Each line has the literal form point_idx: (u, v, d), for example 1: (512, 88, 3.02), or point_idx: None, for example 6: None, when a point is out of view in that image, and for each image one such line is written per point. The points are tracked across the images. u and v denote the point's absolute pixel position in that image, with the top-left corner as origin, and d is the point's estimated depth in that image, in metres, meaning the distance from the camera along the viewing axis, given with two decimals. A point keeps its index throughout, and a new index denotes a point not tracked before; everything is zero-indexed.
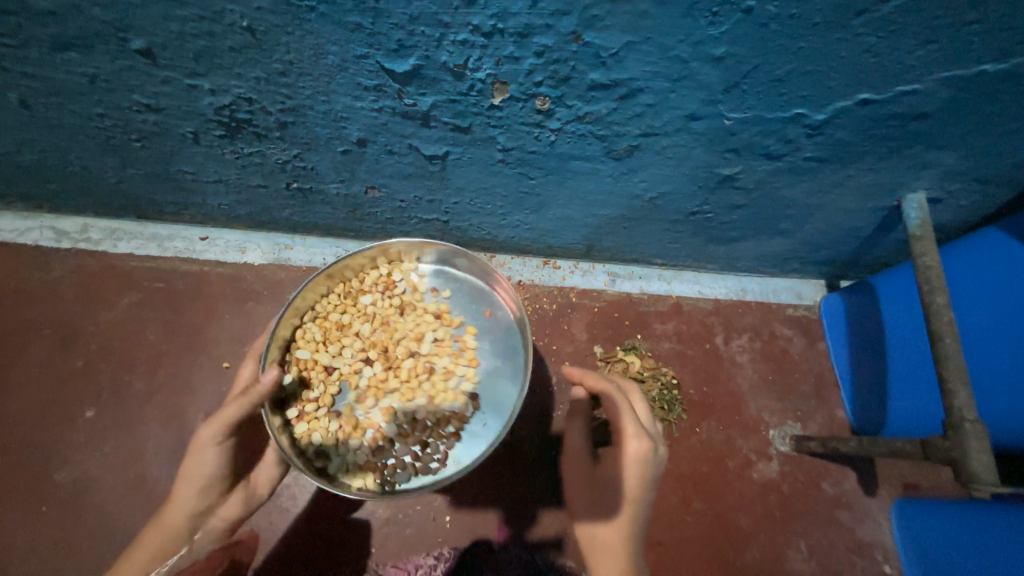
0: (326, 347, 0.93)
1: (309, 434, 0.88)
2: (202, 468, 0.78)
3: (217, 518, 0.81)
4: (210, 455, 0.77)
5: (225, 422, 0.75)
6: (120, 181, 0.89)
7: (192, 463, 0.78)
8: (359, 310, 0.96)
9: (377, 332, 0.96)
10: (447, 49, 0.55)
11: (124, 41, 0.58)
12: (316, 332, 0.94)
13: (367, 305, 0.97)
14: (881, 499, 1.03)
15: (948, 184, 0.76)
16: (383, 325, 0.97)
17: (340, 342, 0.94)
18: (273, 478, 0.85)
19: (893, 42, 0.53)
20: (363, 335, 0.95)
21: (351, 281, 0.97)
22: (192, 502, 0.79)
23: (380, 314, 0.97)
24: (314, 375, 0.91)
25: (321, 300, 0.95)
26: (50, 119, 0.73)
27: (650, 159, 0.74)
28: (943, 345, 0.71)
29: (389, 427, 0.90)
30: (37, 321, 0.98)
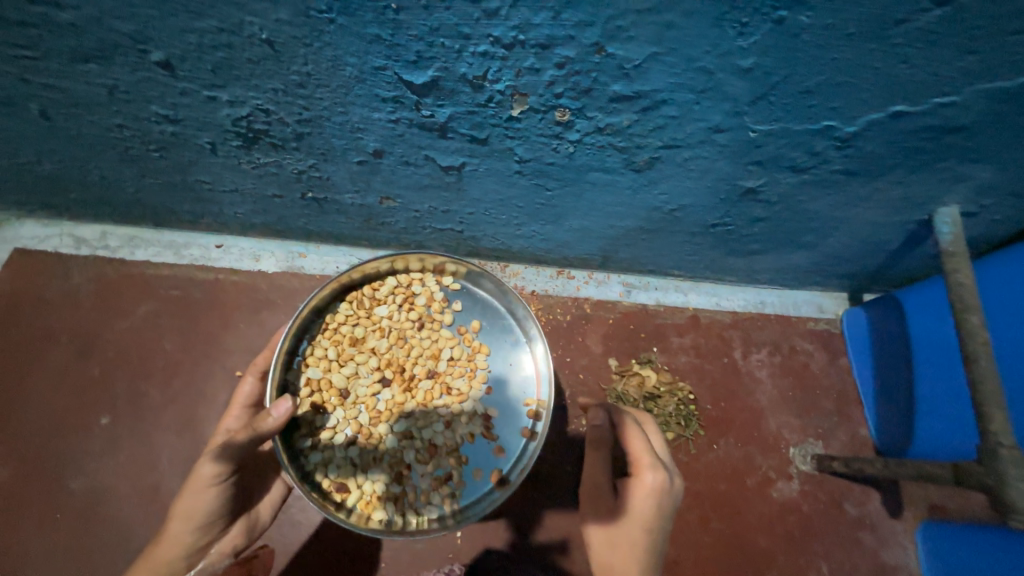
0: (339, 365, 0.92)
1: (329, 466, 0.88)
2: (202, 506, 0.76)
3: (217, 549, 0.81)
4: (209, 492, 0.76)
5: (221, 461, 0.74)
6: (138, 189, 0.89)
7: (190, 500, 0.76)
8: (373, 324, 0.95)
9: (392, 351, 0.95)
10: (466, 60, 0.54)
11: (144, 54, 0.58)
12: (325, 348, 0.92)
13: (380, 322, 0.96)
14: (906, 522, 0.99)
15: (982, 197, 0.73)
16: (398, 344, 0.96)
17: (352, 363, 0.93)
18: (274, 501, 0.88)
19: (930, 53, 0.51)
20: (376, 353, 0.94)
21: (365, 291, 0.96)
22: (190, 537, 0.77)
23: (393, 329, 0.96)
24: (326, 399, 0.90)
25: (333, 318, 0.94)
26: (70, 129, 0.73)
27: (670, 171, 0.72)
28: (978, 367, 0.67)
29: (409, 454, 0.90)
30: (55, 328, 0.99)
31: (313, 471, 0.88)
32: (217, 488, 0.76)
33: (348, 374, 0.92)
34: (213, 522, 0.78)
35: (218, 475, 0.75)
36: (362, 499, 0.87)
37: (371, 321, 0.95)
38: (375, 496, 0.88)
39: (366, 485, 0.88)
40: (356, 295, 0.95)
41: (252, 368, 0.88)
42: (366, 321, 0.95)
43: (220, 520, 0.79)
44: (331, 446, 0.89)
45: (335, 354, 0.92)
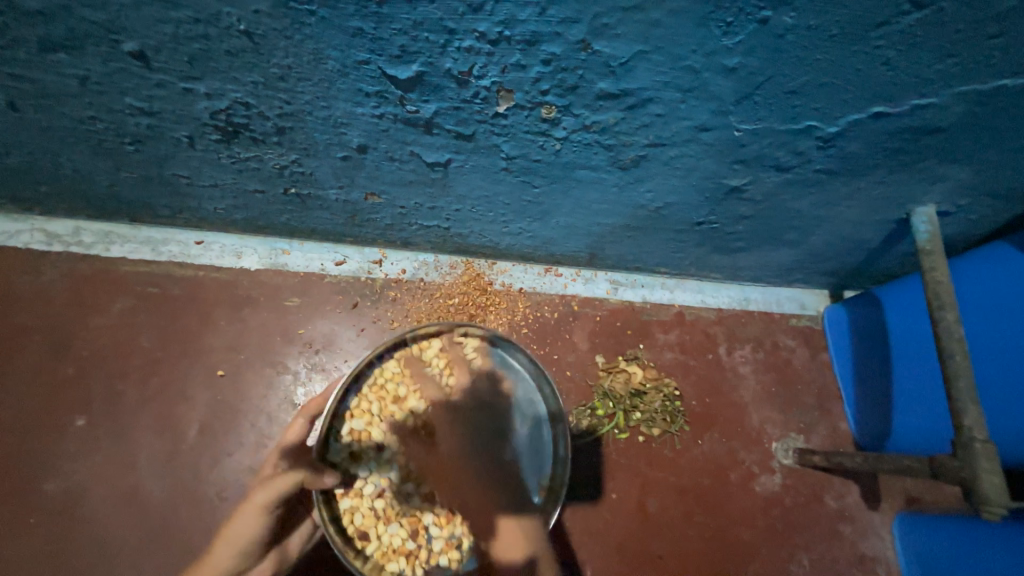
0: (381, 422, 0.87)
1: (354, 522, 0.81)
2: (247, 530, 0.80)
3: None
4: (258, 519, 0.80)
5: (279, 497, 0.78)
6: (113, 184, 0.87)
7: (236, 525, 0.80)
8: (419, 384, 0.90)
9: (436, 412, 0.90)
10: (451, 56, 0.53)
11: (116, 44, 0.56)
12: (367, 403, 0.87)
13: (433, 382, 0.91)
14: (883, 512, 1.02)
15: (958, 197, 0.75)
16: (441, 404, 0.90)
17: (396, 423, 0.88)
18: (307, 537, 0.86)
19: (910, 55, 0.52)
20: (418, 413, 0.89)
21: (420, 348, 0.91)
22: (230, 563, 0.81)
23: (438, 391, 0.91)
24: (366, 460, 0.84)
25: (387, 376, 0.89)
26: (39, 121, 0.71)
27: (656, 169, 0.72)
28: (953, 362, 0.69)
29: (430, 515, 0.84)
30: (27, 326, 0.96)
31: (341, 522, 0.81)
32: (263, 516, 0.80)
33: (389, 437, 0.87)
34: (252, 547, 0.81)
35: (268, 506, 0.79)
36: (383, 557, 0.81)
37: (415, 379, 0.90)
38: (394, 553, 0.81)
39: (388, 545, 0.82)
40: (405, 352, 0.91)
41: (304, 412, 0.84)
42: (410, 380, 0.90)
43: (258, 548, 0.81)
44: (361, 502, 0.83)
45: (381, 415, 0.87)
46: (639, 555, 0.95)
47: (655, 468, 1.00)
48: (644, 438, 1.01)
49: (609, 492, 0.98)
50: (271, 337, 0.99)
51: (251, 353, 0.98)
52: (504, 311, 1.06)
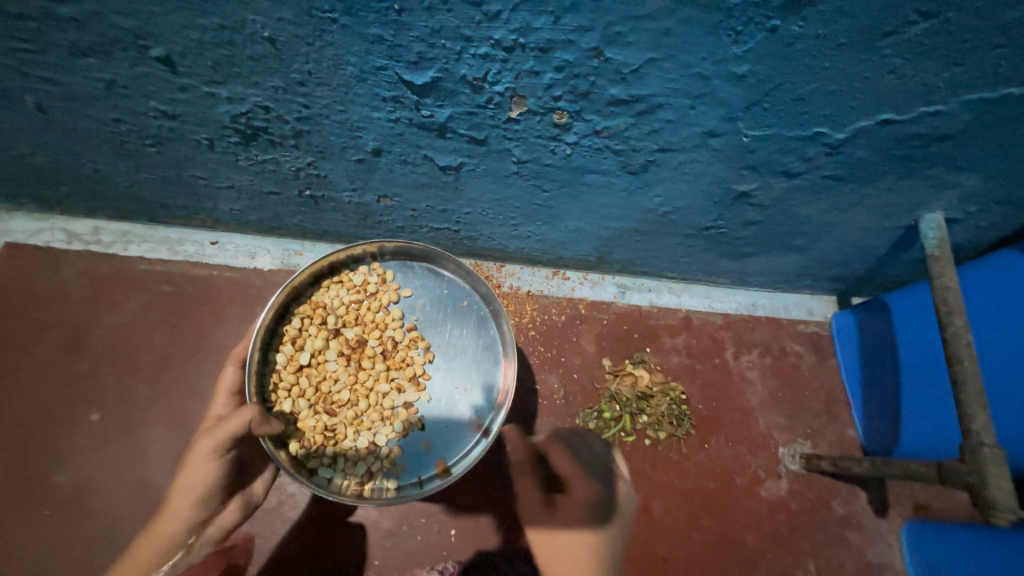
0: (320, 356, 0.94)
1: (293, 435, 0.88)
2: (201, 478, 0.76)
3: (216, 527, 0.80)
4: (208, 467, 0.75)
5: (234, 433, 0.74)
6: (132, 184, 0.89)
7: (192, 472, 0.76)
8: (352, 317, 0.96)
9: (348, 318, 0.96)
10: (467, 62, 0.55)
11: (144, 49, 0.58)
12: (312, 337, 0.93)
13: (328, 297, 0.96)
14: (891, 520, 1.02)
15: (967, 204, 0.76)
16: (351, 310, 0.96)
17: (306, 337, 0.93)
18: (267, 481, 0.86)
19: (918, 64, 0.52)
20: (326, 322, 0.95)
21: (345, 275, 0.97)
22: (189, 512, 0.77)
23: (373, 323, 0.96)
24: (282, 379, 0.90)
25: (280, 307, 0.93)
26: (65, 123, 0.73)
27: (666, 174, 0.73)
28: (960, 368, 0.69)
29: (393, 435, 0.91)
30: (45, 323, 0.98)
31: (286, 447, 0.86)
32: (220, 460, 0.75)
33: (333, 370, 0.93)
34: (213, 494, 0.78)
35: (217, 448, 0.74)
36: (337, 460, 0.89)
37: (354, 310, 0.96)
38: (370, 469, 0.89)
39: (339, 449, 0.89)
40: (338, 282, 0.97)
41: (233, 356, 0.85)
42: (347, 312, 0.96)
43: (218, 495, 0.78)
44: (296, 414, 0.89)
45: (325, 345, 0.94)
46: (644, 558, 0.95)
47: (661, 471, 1.00)
48: (651, 441, 1.01)
49: None
50: None
51: None
52: (512, 314, 1.07)
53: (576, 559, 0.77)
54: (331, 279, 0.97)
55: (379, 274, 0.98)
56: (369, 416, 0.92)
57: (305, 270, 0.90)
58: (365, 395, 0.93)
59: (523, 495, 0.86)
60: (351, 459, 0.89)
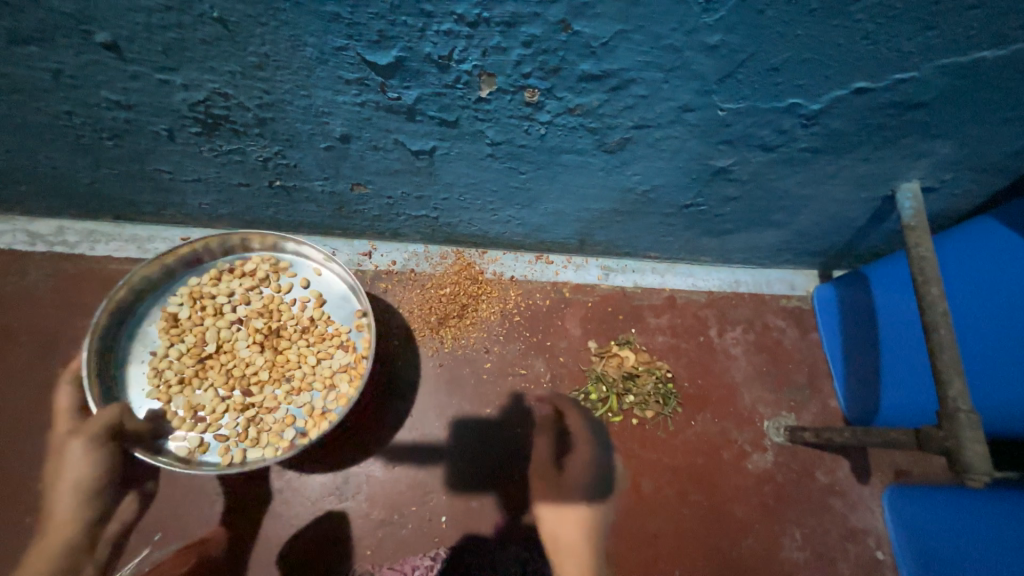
0: (216, 345, 0.93)
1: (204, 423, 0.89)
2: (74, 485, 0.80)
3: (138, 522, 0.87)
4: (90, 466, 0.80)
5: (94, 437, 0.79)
6: (94, 181, 0.85)
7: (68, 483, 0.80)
8: (238, 305, 0.96)
9: (254, 306, 0.96)
10: (430, 40, 0.53)
11: (88, 34, 0.55)
12: (199, 333, 0.93)
13: (227, 291, 0.96)
14: (873, 486, 1.04)
15: (942, 173, 0.76)
16: (256, 300, 0.97)
17: (205, 332, 0.94)
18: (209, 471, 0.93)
19: (891, 29, 0.51)
20: (225, 312, 0.95)
21: (218, 267, 0.97)
22: (90, 512, 0.82)
23: (265, 306, 0.96)
24: (177, 374, 0.91)
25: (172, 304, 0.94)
26: (14, 117, 0.69)
27: (643, 151, 0.72)
28: (937, 336, 0.70)
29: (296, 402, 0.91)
30: (14, 328, 0.95)
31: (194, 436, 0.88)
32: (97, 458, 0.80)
33: (228, 357, 0.93)
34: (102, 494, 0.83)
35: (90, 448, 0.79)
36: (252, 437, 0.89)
37: (231, 298, 0.96)
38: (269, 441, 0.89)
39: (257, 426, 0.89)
40: (219, 273, 0.96)
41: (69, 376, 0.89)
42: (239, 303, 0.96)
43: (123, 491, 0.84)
44: (200, 407, 0.90)
45: (212, 335, 0.93)
46: (635, 535, 0.97)
47: (649, 449, 1.01)
48: (638, 421, 1.02)
49: None
50: None
51: None
52: (496, 300, 1.06)
53: (573, 529, 0.86)
54: (216, 271, 0.97)
55: (268, 261, 0.98)
56: (283, 392, 0.92)
57: (160, 259, 0.89)
58: (277, 371, 0.93)
59: (536, 450, 0.97)
60: (263, 434, 0.89)
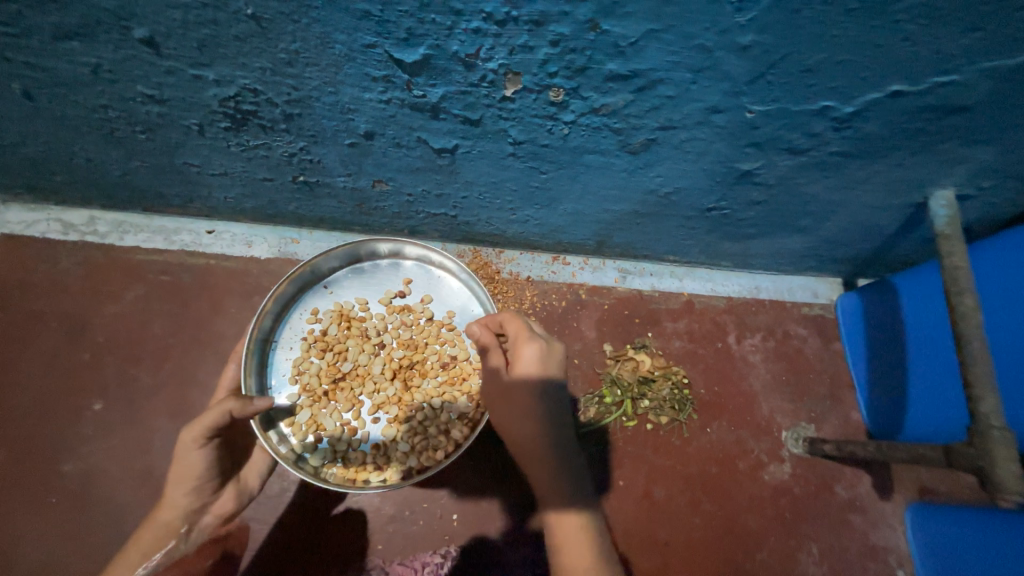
0: (359, 363, 0.96)
1: (319, 432, 0.90)
2: (192, 468, 0.78)
3: (210, 513, 0.81)
4: (196, 458, 0.78)
5: (205, 425, 0.76)
6: (125, 173, 0.88)
7: (180, 465, 0.78)
8: (394, 331, 0.98)
9: (399, 335, 0.98)
10: (458, 38, 0.53)
11: (127, 30, 0.56)
12: (325, 348, 0.94)
13: (375, 315, 0.98)
14: (895, 502, 1.01)
15: (979, 181, 0.73)
16: (404, 331, 0.98)
17: (348, 348, 0.95)
18: (262, 472, 0.87)
19: (932, 30, 0.50)
20: (370, 336, 0.97)
21: (390, 296, 0.99)
22: (185, 501, 0.79)
23: (412, 337, 0.98)
24: (317, 388, 0.92)
25: (321, 318, 0.96)
26: (53, 110, 0.71)
27: (666, 153, 0.71)
28: (970, 348, 0.67)
29: (402, 435, 0.90)
30: (45, 313, 0.98)
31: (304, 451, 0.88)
32: (203, 452, 0.78)
33: (366, 377, 0.95)
34: (205, 483, 0.80)
35: (199, 439, 0.76)
36: (350, 468, 0.88)
37: (394, 327, 0.98)
38: (350, 467, 0.88)
39: (351, 454, 0.89)
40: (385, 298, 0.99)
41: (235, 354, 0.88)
42: (374, 327, 0.97)
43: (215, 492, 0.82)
44: (314, 416, 0.91)
45: (356, 354, 0.95)
46: (646, 542, 0.96)
47: (663, 455, 1.00)
48: (652, 426, 1.01)
49: (616, 480, 0.98)
50: None
51: None
52: (512, 300, 1.06)
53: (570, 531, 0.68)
54: (359, 295, 0.99)
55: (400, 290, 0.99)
56: (401, 431, 0.91)
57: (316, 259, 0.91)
58: (401, 411, 0.93)
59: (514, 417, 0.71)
60: (360, 460, 0.89)
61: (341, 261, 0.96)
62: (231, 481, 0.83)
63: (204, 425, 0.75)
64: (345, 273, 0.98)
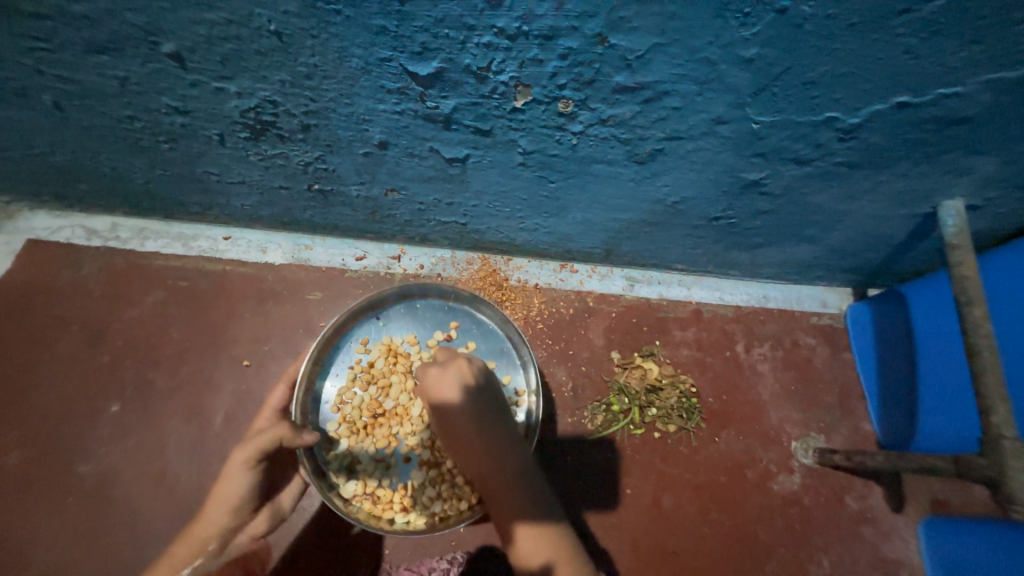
0: (400, 403, 0.96)
1: (351, 463, 0.92)
2: (236, 487, 0.78)
3: (244, 534, 0.80)
4: (245, 475, 0.78)
5: (262, 447, 0.78)
6: (147, 181, 0.91)
7: (226, 482, 0.78)
8: None
9: None
10: (471, 52, 0.55)
11: (155, 45, 0.59)
12: (372, 380, 0.96)
13: (421, 353, 0.99)
14: (908, 516, 1.00)
15: (987, 191, 0.73)
16: None
17: (393, 384, 0.97)
18: (296, 495, 0.88)
19: (934, 43, 0.51)
20: (414, 375, 0.98)
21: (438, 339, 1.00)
22: (224, 519, 0.78)
23: None
24: (357, 420, 0.94)
25: (370, 350, 0.98)
26: (82, 120, 0.75)
27: (673, 163, 0.72)
28: (980, 358, 0.67)
29: (430, 483, 0.91)
30: (67, 316, 1.01)
31: (337, 479, 0.90)
32: (249, 471, 0.78)
33: (405, 417, 0.95)
34: (244, 503, 0.80)
35: (251, 458, 0.77)
36: (377, 504, 0.89)
37: None
38: (376, 506, 0.89)
39: (379, 492, 0.90)
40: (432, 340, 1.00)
41: (285, 376, 0.88)
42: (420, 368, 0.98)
43: None
44: (350, 446, 0.92)
45: (399, 393, 0.96)
46: (654, 551, 0.95)
47: (671, 464, 1.00)
48: (660, 435, 1.01)
49: (624, 489, 0.98)
50: (294, 330, 1.03)
51: (275, 344, 1.02)
52: (520, 307, 1.07)
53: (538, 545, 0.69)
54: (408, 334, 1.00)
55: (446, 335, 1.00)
56: (429, 475, 0.92)
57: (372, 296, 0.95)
58: (433, 455, 0.93)
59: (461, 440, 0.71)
60: (385, 498, 0.90)
61: (394, 296, 0.98)
62: (267, 503, 0.84)
63: (260, 445, 0.77)
64: (395, 309, 1.00)
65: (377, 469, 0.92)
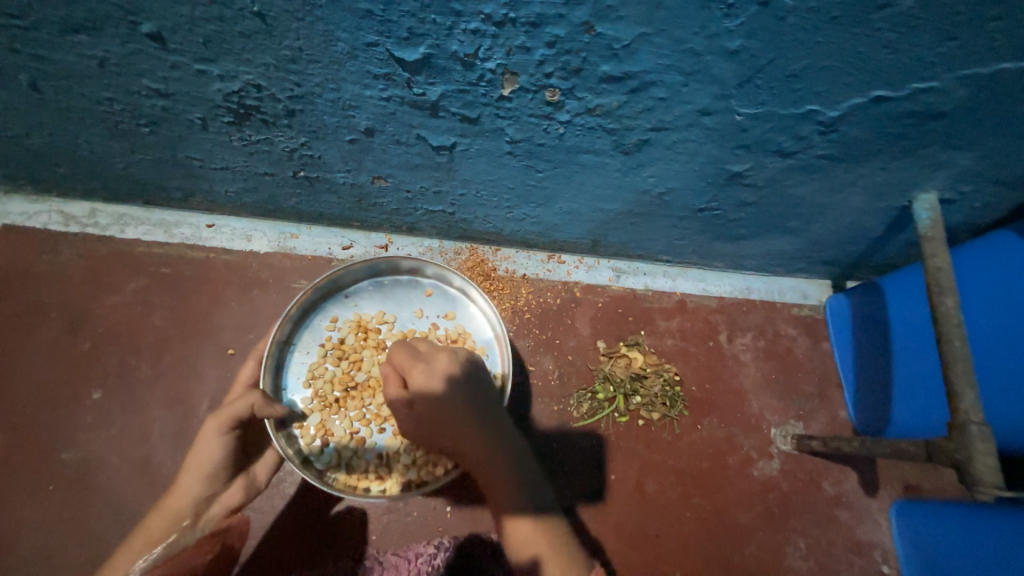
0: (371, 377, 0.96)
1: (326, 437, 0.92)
2: (208, 456, 0.79)
3: (218, 504, 0.81)
4: (216, 444, 0.79)
5: (234, 414, 0.79)
6: (127, 165, 0.89)
7: (198, 451, 0.80)
8: None
9: None
10: (458, 38, 0.55)
11: (134, 25, 0.58)
12: (341, 356, 0.96)
13: (393, 329, 0.99)
14: (881, 500, 1.03)
15: (961, 185, 0.76)
16: None
17: (364, 358, 0.97)
18: (270, 466, 0.88)
19: (911, 38, 0.52)
20: (386, 349, 0.98)
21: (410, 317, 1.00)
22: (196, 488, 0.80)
23: None
24: (330, 394, 0.94)
25: (340, 327, 0.97)
26: (59, 102, 0.73)
27: (659, 153, 0.73)
28: (951, 346, 0.69)
29: (406, 451, 0.92)
30: (45, 303, 0.99)
31: (312, 452, 0.90)
32: (220, 440, 0.80)
33: (378, 390, 0.96)
34: (217, 473, 0.81)
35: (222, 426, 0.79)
36: (353, 474, 0.90)
37: (410, 345, 0.98)
38: (354, 474, 0.90)
39: (355, 462, 0.91)
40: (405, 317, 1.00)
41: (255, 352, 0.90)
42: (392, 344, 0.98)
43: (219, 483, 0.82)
44: (323, 420, 0.92)
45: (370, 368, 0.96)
46: (636, 535, 0.97)
47: (655, 451, 1.02)
48: (644, 422, 1.03)
49: (609, 475, 0.99)
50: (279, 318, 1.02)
51: (260, 333, 1.01)
52: (508, 297, 1.07)
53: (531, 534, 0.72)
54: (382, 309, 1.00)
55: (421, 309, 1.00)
56: (405, 444, 0.92)
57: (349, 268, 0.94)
58: None
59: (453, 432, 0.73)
60: (362, 468, 0.91)
61: (364, 273, 0.97)
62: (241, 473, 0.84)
63: (232, 412, 0.78)
64: (365, 285, 0.99)
65: (353, 441, 0.92)
